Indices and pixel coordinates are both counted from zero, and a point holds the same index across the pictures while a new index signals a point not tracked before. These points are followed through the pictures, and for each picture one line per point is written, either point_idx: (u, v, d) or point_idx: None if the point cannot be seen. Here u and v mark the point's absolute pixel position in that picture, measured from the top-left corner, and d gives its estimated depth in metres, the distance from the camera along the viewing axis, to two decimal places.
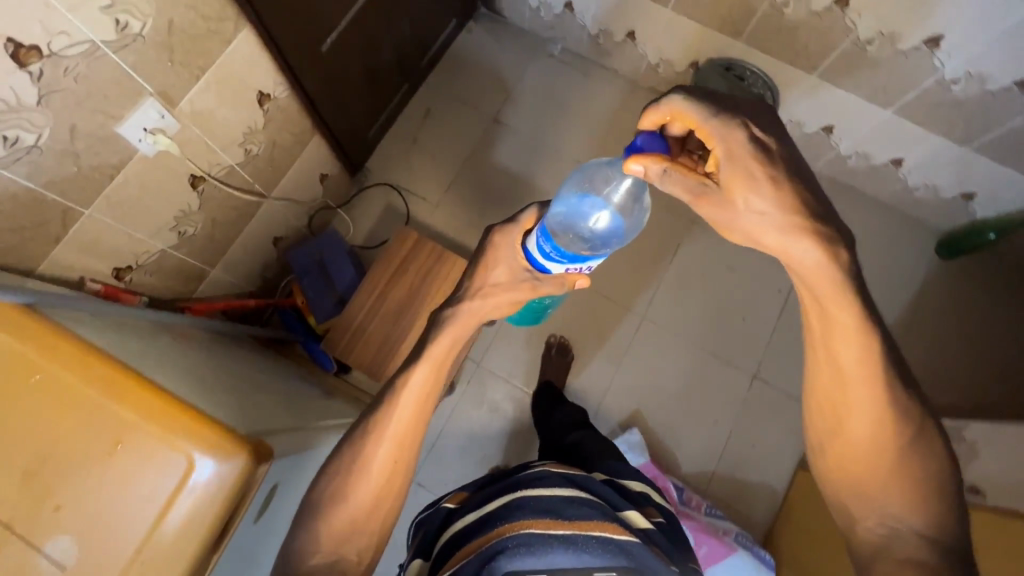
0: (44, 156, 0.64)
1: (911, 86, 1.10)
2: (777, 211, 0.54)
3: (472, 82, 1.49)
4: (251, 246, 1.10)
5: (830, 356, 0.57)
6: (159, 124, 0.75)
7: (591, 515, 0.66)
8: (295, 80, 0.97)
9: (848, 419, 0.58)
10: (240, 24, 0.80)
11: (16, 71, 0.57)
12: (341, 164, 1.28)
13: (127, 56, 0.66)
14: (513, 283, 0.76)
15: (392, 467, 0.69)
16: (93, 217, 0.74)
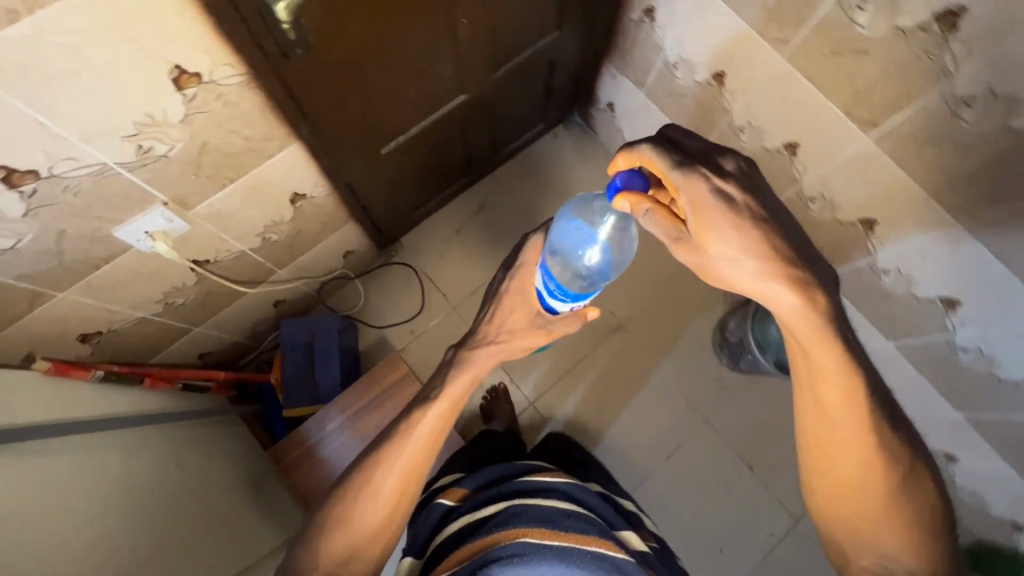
0: (20, 256, 0.60)
1: (993, 410, 0.92)
2: (752, 257, 0.52)
3: (538, 189, 1.40)
4: (246, 309, 1.04)
5: (818, 398, 0.54)
6: (164, 228, 0.70)
7: (587, 529, 0.67)
8: (339, 182, 0.91)
9: (837, 461, 0.55)
10: (287, 142, 0.74)
11: (3, 191, 0.52)
12: (371, 241, 1.22)
13: (143, 174, 0.61)
14: (528, 328, 0.71)
15: (401, 496, 0.64)
16: (66, 296, 0.69)
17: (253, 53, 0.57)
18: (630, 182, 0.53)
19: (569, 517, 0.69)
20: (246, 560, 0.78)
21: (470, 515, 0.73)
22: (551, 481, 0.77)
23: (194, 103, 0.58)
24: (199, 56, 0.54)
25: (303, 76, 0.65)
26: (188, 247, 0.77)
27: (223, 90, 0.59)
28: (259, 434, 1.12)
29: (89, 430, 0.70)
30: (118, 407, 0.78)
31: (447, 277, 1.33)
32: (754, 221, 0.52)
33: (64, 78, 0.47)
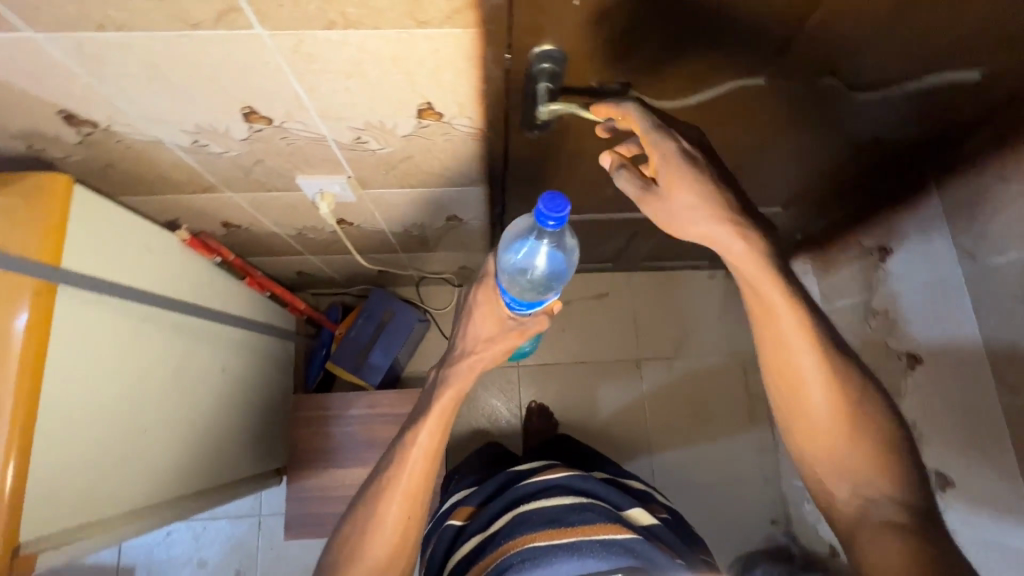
0: (220, 160, 0.68)
1: None
2: (711, 211, 0.52)
3: (648, 274, 1.46)
4: (359, 262, 1.15)
5: (776, 330, 0.56)
6: (335, 192, 0.78)
7: (594, 519, 0.74)
8: (495, 223, 0.96)
9: (806, 393, 0.57)
10: (474, 183, 0.79)
11: (239, 121, 0.60)
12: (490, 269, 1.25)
13: (347, 154, 0.67)
14: (501, 334, 0.72)
15: (409, 520, 0.68)
16: (233, 198, 0.80)
17: (495, 119, 0.61)
18: (555, 207, 0.51)
19: (576, 511, 0.76)
20: (200, 485, 0.87)
21: (480, 534, 0.81)
22: (551, 479, 0.85)
23: (421, 129, 0.63)
24: (449, 103, 0.58)
25: (522, 151, 0.69)
26: (343, 210, 0.84)
27: (451, 131, 0.64)
28: (297, 369, 1.27)
29: (176, 320, 0.80)
30: (205, 300, 0.88)
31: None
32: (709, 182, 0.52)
33: (334, 75, 0.52)
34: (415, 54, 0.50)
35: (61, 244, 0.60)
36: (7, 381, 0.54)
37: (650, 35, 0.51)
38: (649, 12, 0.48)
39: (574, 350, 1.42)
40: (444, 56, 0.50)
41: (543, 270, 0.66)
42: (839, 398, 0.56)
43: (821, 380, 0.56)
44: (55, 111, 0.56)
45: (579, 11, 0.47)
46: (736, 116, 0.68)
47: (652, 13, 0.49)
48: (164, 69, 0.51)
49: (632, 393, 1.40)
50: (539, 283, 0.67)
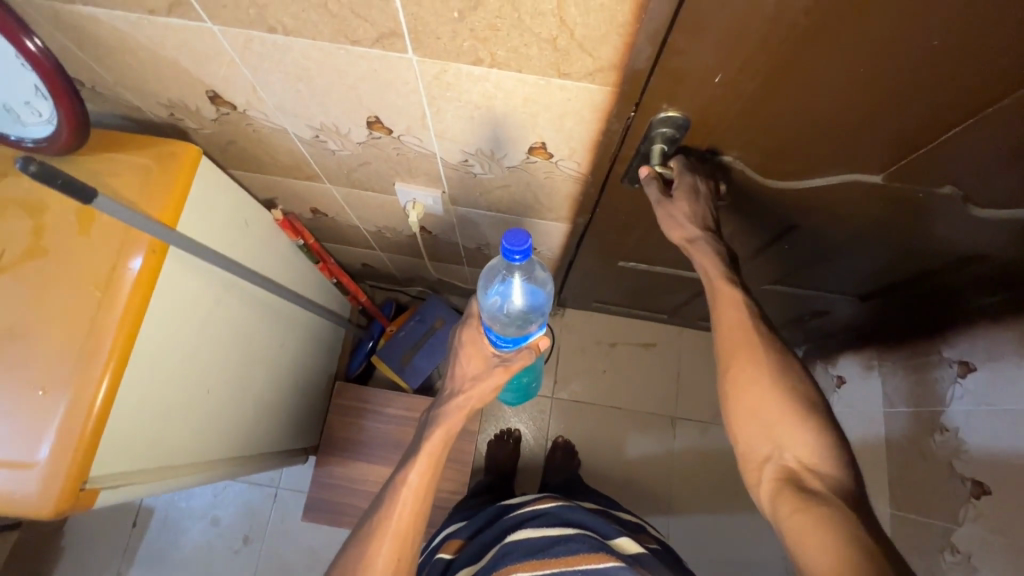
0: (331, 156, 0.72)
1: None
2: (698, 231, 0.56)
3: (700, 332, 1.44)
4: (422, 265, 1.18)
5: (732, 339, 0.55)
6: (426, 204, 0.81)
7: (577, 548, 0.73)
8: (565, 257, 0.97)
9: (745, 377, 0.54)
10: (559, 219, 0.81)
11: (362, 127, 0.63)
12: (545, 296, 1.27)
13: (449, 172, 0.70)
14: (488, 370, 0.74)
15: (398, 566, 0.63)
16: (331, 190, 0.84)
17: (600, 169, 0.63)
18: (517, 242, 0.53)
19: (558, 540, 0.75)
20: (238, 453, 0.90)
21: (469, 564, 0.83)
22: (541, 509, 0.86)
23: (527, 164, 0.65)
24: (561, 146, 0.60)
25: (616, 201, 0.70)
26: (427, 219, 0.87)
27: (555, 170, 0.65)
28: (342, 356, 1.31)
29: (253, 292, 0.84)
30: (281, 277, 0.93)
31: (567, 347, 1.43)
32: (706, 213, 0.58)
33: (464, 104, 0.55)
34: (547, 99, 0.52)
35: (180, 209, 0.64)
36: (108, 327, 0.59)
37: (781, 119, 0.51)
38: (787, 100, 0.49)
39: (611, 394, 1.41)
40: (572, 106, 0.52)
41: (520, 305, 0.76)
42: (767, 375, 0.54)
43: (759, 364, 0.54)
44: (205, 91, 0.61)
45: (716, 87, 0.48)
46: (836, 205, 0.67)
47: (790, 100, 0.49)
48: (312, 73, 0.55)
49: (662, 449, 1.37)
50: (519, 318, 0.76)
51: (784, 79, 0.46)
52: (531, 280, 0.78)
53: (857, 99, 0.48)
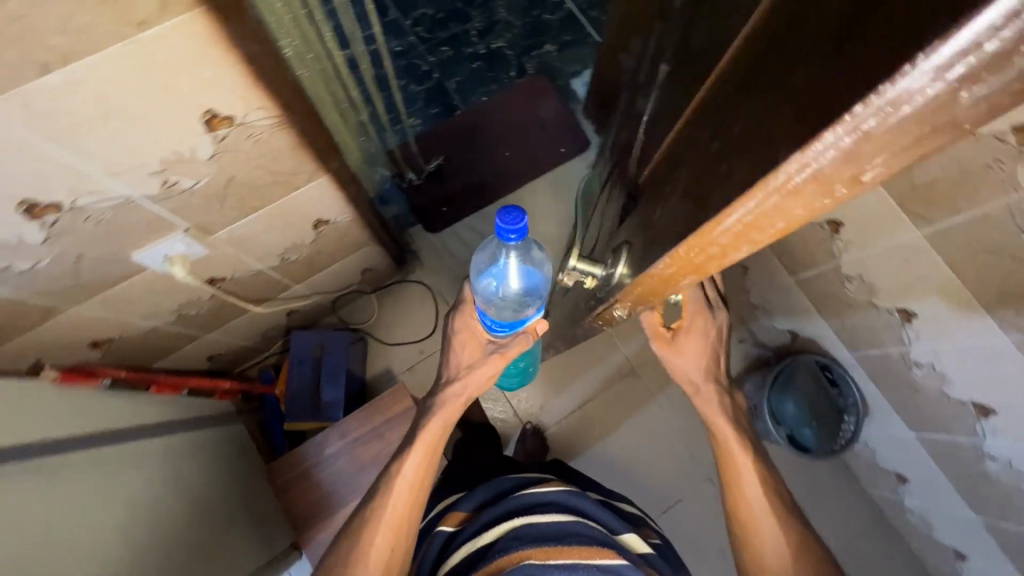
0: (37, 276, 0.61)
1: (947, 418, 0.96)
2: (699, 375, 0.79)
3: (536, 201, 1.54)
4: (259, 317, 1.11)
5: (747, 500, 0.76)
6: (182, 252, 0.73)
7: (589, 542, 0.78)
8: (357, 209, 0.96)
9: (762, 532, 0.74)
10: (315, 176, 0.77)
11: (27, 221, 0.54)
12: (387, 261, 1.30)
13: (166, 205, 0.63)
14: (484, 358, 0.89)
15: (390, 550, 0.81)
16: (85, 309, 0.73)
17: (284, 93, 0.60)
18: (511, 222, 0.62)
19: (571, 532, 0.79)
20: None
21: (470, 542, 0.85)
22: (549, 496, 0.88)
23: (223, 143, 0.60)
24: (232, 102, 0.56)
25: None
26: (203, 267, 0.80)
27: (253, 130, 0.61)
28: (257, 443, 1.20)
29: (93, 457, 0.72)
30: (116, 423, 0.82)
31: (445, 284, 1.44)
32: (716, 358, 0.79)
33: (92, 121, 0.48)
34: (161, 61, 0.47)
35: None
36: None
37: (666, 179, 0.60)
38: None
39: None
40: (191, 51, 0.48)
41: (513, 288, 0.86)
42: (779, 527, 0.74)
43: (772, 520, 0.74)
44: None
45: None
46: None
47: None
48: None
49: None
50: (514, 301, 0.86)
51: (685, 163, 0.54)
52: (524, 262, 0.87)
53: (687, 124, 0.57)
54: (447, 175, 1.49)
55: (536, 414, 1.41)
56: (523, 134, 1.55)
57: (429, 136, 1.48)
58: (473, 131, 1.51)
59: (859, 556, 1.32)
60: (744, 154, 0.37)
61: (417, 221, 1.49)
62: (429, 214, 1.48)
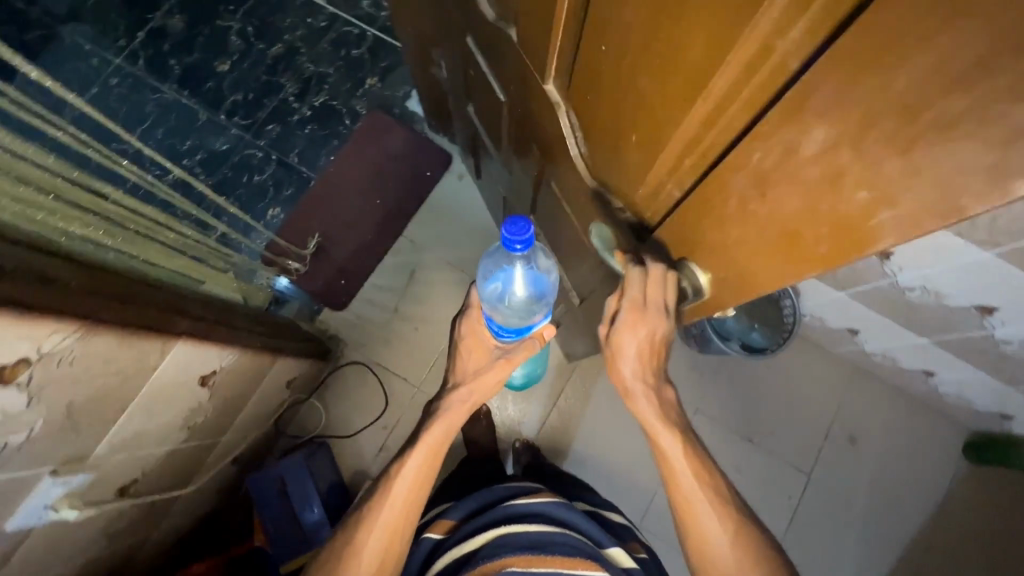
0: None
1: (860, 271, 1.02)
2: (667, 430, 0.83)
3: (428, 229, 1.48)
4: (203, 484, 1.06)
5: (698, 532, 0.82)
6: (64, 491, 0.67)
7: (570, 555, 0.86)
8: (238, 345, 0.90)
9: (710, 545, 0.81)
10: (167, 345, 0.72)
11: None
12: (308, 363, 1.25)
13: (8, 468, 0.57)
14: (490, 363, 0.94)
15: (386, 551, 0.85)
16: None
17: (65, 297, 0.55)
18: (516, 234, 0.69)
19: (560, 544, 0.87)
20: None
21: (457, 548, 0.92)
22: (536, 507, 0.95)
23: (34, 387, 0.54)
24: (15, 347, 0.50)
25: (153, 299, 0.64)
26: (100, 487, 0.74)
27: (61, 356, 0.56)
28: None
29: None
30: None
31: (379, 351, 1.39)
32: (671, 415, 0.83)
33: None
34: None
35: None
36: None
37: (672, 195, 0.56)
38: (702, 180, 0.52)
39: (439, 330, 1.41)
40: None
41: (521, 293, 0.90)
42: (732, 537, 0.81)
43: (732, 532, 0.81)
44: None
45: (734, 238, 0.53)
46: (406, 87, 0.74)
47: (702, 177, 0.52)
48: None
49: None
50: (522, 307, 0.90)
51: (704, 180, 0.49)
52: (531, 268, 0.90)
53: (653, 140, 0.51)
54: (329, 249, 1.45)
55: (518, 432, 1.43)
56: (381, 177, 1.49)
57: (293, 221, 1.45)
58: (332, 196, 1.48)
59: (853, 410, 1.39)
60: (880, 181, 0.34)
61: (322, 305, 1.43)
62: (330, 294, 1.42)
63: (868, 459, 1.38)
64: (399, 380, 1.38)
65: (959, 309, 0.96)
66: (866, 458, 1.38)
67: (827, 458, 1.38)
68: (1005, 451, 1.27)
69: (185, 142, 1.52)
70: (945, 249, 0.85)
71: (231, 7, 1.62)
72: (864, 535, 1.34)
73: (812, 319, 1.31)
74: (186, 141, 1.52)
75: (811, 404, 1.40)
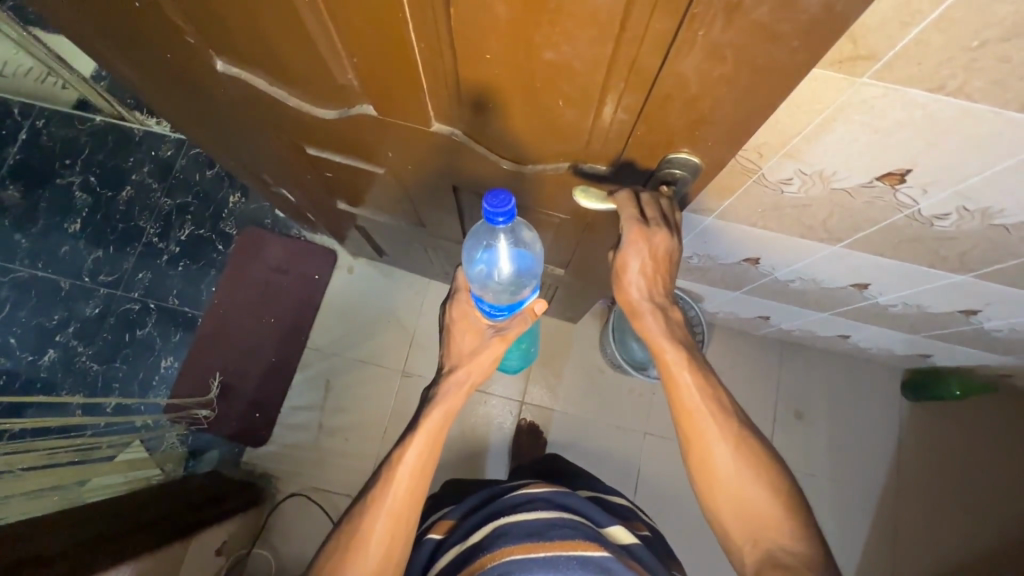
0: None
1: (740, 275, 1.03)
2: (670, 341, 0.65)
3: (333, 331, 1.42)
4: None
5: (705, 447, 0.64)
6: None
7: (573, 535, 0.74)
8: (127, 556, 0.84)
9: (712, 451, 0.64)
10: None
11: None
12: (237, 517, 1.18)
13: None
14: (486, 342, 0.79)
15: (391, 541, 0.68)
16: None
17: None
18: (498, 205, 0.57)
19: (556, 525, 0.75)
20: None
21: (457, 546, 0.80)
22: (534, 493, 0.84)
23: None
24: None
25: None
26: None
27: None
28: None
29: None
30: None
31: (314, 475, 1.33)
32: (678, 328, 0.66)
33: None
34: None
35: None
36: None
37: (619, 121, 0.54)
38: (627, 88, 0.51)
39: (369, 433, 1.35)
40: None
41: (507, 270, 0.78)
42: (737, 439, 0.64)
43: (738, 439, 0.64)
44: None
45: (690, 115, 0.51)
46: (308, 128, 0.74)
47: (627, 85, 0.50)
48: None
49: None
50: (510, 284, 0.79)
51: (650, 90, 0.48)
52: (516, 244, 0.79)
53: (580, 88, 0.51)
54: (235, 385, 1.38)
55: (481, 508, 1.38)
56: (269, 295, 1.43)
57: (188, 368, 1.38)
58: (224, 329, 1.41)
59: (791, 386, 1.41)
60: None
61: (243, 445, 1.35)
62: (247, 432, 1.34)
63: (818, 426, 1.39)
64: (342, 497, 1.31)
65: (836, 289, 0.98)
66: (818, 427, 1.39)
67: (781, 439, 1.38)
68: (939, 381, 1.30)
69: (53, 318, 1.41)
70: (798, 251, 0.85)
71: (67, 161, 1.53)
72: (838, 501, 1.34)
73: (723, 316, 1.32)
74: (53, 316, 1.41)
75: (751, 391, 1.40)
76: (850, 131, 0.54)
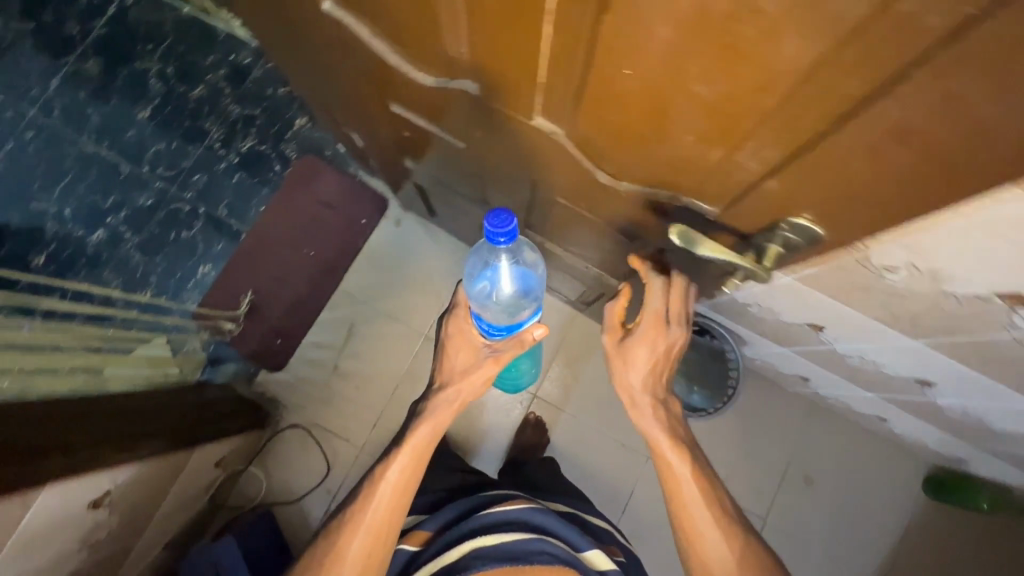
0: None
1: (796, 335, 0.97)
2: (664, 438, 0.78)
3: (367, 279, 1.42)
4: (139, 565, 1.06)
5: (695, 535, 0.74)
6: None
7: (548, 561, 0.84)
8: (138, 456, 0.86)
9: (701, 542, 0.74)
10: (33, 493, 0.68)
11: None
12: (242, 436, 1.21)
13: None
14: (480, 362, 0.85)
15: (368, 558, 0.76)
16: None
17: None
18: (499, 227, 0.59)
19: (535, 551, 0.84)
20: None
21: (435, 561, 0.87)
22: (513, 510, 0.89)
23: None
24: None
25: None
26: None
27: None
28: None
29: None
30: None
31: (319, 413, 1.35)
32: (674, 428, 0.79)
33: None
34: None
35: None
36: None
37: (748, 172, 0.44)
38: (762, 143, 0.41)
39: (379, 387, 1.36)
40: None
41: (507, 288, 0.82)
42: (725, 530, 0.74)
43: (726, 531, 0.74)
44: None
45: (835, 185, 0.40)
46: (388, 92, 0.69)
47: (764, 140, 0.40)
48: None
49: None
50: (508, 302, 0.83)
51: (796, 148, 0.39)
52: (518, 264, 0.83)
53: (714, 129, 0.41)
54: (263, 307, 1.39)
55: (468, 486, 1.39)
56: (314, 226, 1.43)
57: (224, 279, 1.40)
58: (264, 250, 1.41)
59: (809, 450, 1.36)
60: None
61: (259, 366, 1.38)
62: (266, 355, 1.37)
63: (825, 497, 1.34)
64: (340, 441, 1.34)
65: (896, 378, 0.91)
66: (825, 498, 1.34)
67: (782, 501, 1.34)
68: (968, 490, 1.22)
69: (108, 200, 1.44)
70: (873, 333, 0.78)
71: (148, 47, 1.52)
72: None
73: (761, 363, 1.26)
74: (108, 198, 1.44)
75: (767, 444, 1.35)
76: (990, 245, 0.48)
